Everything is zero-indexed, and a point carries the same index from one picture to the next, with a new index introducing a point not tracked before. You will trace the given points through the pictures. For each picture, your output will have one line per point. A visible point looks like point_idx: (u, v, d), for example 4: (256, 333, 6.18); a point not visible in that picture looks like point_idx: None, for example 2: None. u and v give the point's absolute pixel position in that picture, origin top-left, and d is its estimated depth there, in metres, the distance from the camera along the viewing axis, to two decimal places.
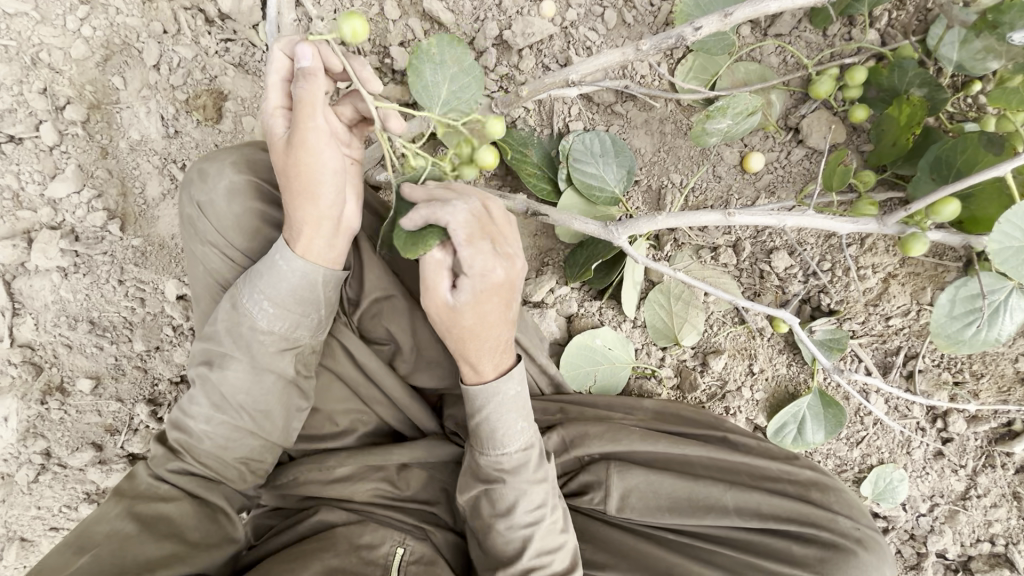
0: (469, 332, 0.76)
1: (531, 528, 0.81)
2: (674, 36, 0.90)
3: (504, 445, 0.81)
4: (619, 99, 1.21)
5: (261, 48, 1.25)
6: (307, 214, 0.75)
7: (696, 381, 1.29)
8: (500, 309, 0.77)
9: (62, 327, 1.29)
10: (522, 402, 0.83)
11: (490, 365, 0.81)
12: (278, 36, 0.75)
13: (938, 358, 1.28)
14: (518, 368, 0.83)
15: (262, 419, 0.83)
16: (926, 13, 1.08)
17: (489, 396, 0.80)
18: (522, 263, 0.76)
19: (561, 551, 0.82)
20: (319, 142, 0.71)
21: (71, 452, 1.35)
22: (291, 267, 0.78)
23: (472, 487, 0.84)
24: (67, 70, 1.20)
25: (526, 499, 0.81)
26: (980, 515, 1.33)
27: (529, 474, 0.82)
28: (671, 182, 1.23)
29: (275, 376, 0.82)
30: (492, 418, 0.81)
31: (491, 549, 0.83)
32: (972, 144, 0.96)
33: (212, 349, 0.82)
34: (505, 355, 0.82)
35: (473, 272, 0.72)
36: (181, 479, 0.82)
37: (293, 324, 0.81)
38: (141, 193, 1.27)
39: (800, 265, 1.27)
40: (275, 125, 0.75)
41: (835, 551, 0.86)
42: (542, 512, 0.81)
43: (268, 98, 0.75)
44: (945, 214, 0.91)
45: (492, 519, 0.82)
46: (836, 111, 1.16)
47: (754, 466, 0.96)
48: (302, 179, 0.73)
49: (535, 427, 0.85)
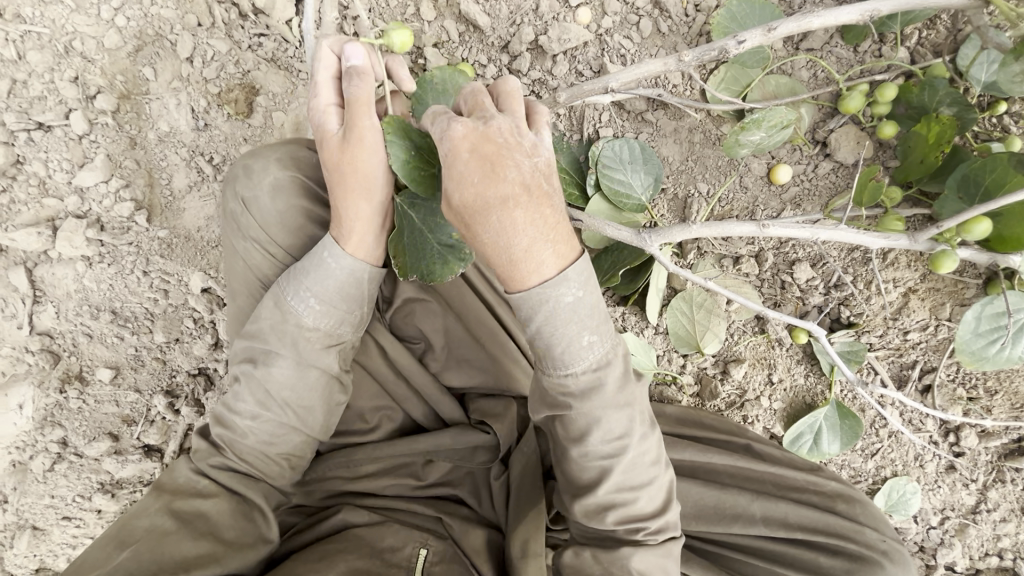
0: (464, 203, 0.65)
1: (611, 460, 0.75)
2: (716, 49, 0.94)
3: (569, 364, 0.72)
4: (650, 107, 1.22)
5: (295, 44, 1.25)
6: (359, 212, 0.76)
7: (716, 389, 1.31)
8: (483, 165, 0.64)
9: (84, 316, 1.29)
10: (583, 309, 0.70)
11: (519, 245, 0.65)
12: (326, 37, 0.76)
13: (954, 372, 1.29)
14: (574, 267, 0.68)
15: (305, 415, 0.84)
16: (957, 33, 1.10)
17: (537, 304, 0.69)
18: (498, 118, 0.67)
19: (648, 488, 0.77)
20: (376, 143, 0.73)
21: (88, 442, 1.34)
22: (339, 263, 0.79)
23: (543, 411, 0.78)
24: (99, 59, 1.20)
25: (601, 428, 0.74)
26: (989, 529, 1.35)
27: (603, 399, 0.73)
28: (697, 192, 1.24)
29: (319, 372, 0.82)
30: (548, 331, 0.70)
31: (567, 480, 0.79)
32: (1003, 163, 0.97)
33: (256, 347, 0.83)
34: (538, 226, 0.65)
35: (440, 139, 0.67)
36: (222, 475, 0.83)
37: (338, 322, 0.81)
38: (167, 184, 1.27)
39: (822, 277, 1.28)
40: (326, 123, 0.75)
41: (862, 563, 0.87)
42: (622, 444, 0.75)
43: (318, 95, 0.75)
44: (977, 233, 0.93)
45: (566, 447, 0.77)
46: (863, 127, 1.17)
47: (779, 475, 0.97)
48: (357, 177, 0.74)
49: (608, 341, 0.74)
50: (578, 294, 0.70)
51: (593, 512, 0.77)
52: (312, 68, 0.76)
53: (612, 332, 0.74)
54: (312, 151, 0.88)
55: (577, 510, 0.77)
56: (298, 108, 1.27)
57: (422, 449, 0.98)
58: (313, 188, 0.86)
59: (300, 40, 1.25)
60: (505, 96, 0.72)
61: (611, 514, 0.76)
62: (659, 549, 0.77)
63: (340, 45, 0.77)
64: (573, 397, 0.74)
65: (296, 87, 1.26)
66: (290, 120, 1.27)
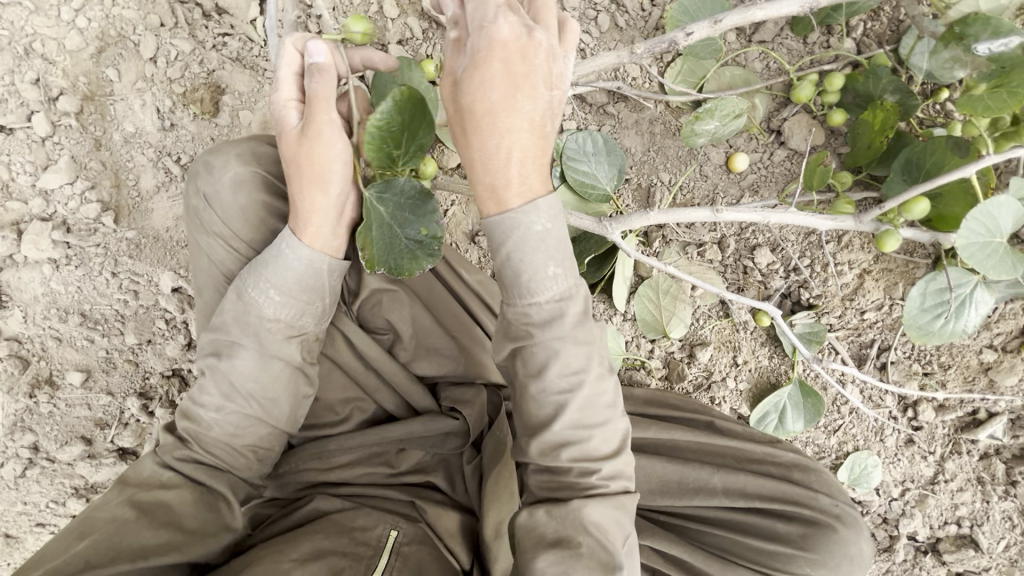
0: (473, 108, 0.69)
1: (566, 395, 0.75)
2: (666, 40, 0.97)
3: (532, 293, 0.73)
4: (611, 100, 1.26)
5: (259, 43, 1.26)
6: (315, 204, 0.78)
7: (683, 372, 1.35)
8: (503, 79, 0.68)
9: (52, 319, 1.28)
10: (553, 242, 0.73)
11: (506, 171, 0.71)
12: (288, 33, 0.78)
13: (909, 349, 1.35)
14: (546, 201, 0.72)
15: (270, 406, 0.85)
16: (898, 23, 1.16)
17: (510, 228, 0.71)
18: (541, 35, 0.70)
19: (602, 429, 0.77)
20: (335, 135, 0.75)
21: (60, 446, 1.33)
22: (296, 254, 0.80)
23: (506, 347, 0.78)
24: (61, 60, 1.20)
25: (559, 361, 0.74)
26: (947, 499, 1.41)
27: (561, 331, 0.74)
28: (659, 181, 1.28)
29: (282, 363, 0.84)
30: (515, 258, 0.72)
31: (525, 421, 0.78)
32: (941, 146, 1.02)
33: (220, 339, 0.84)
34: (528, 158, 0.71)
35: (476, 30, 0.69)
36: (186, 466, 0.84)
37: (300, 313, 0.83)
38: (134, 185, 1.27)
39: (781, 261, 1.33)
40: (287, 117, 0.77)
41: (816, 527, 0.92)
42: (578, 379, 0.75)
43: (279, 90, 0.77)
44: (916, 212, 0.98)
45: (524, 382, 0.77)
46: (815, 114, 1.22)
47: (740, 449, 1.00)
48: (315, 170, 0.76)
49: (572, 277, 0.75)
50: (547, 226, 0.72)
51: (547, 450, 0.76)
52: (275, 63, 0.78)
53: (575, 270, 0.76)
54: (273, 147, 0.90)
55: (533, 449, 0.77)
56: (264, 106, 1.27)
57: (391, 437, 0.99)
58: (274, 183, 0.87)
59: (264, 39, 1.26)
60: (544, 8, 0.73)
61: (565, 452, 0.75)
62: (609, 500, 0.75)
63: (303, 41, 0.79)
64: (534, 327, 0.75)
65: (263, 85, 1.27)
66: (257, 119, 1.28)
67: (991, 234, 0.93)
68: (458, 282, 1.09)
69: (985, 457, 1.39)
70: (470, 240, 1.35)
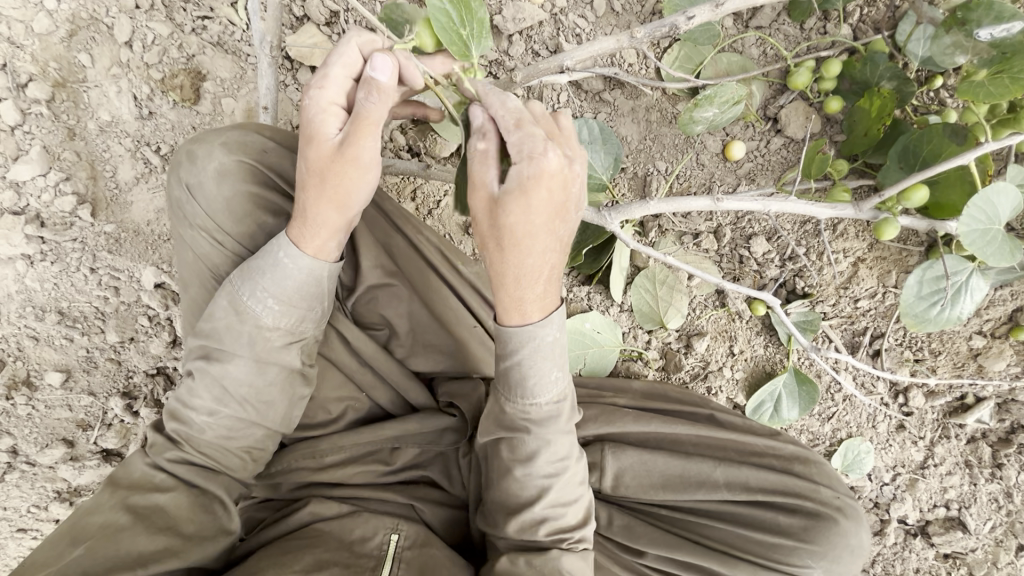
0: (512, 230, 0.67)
1: (550, 479, 0.79)
2: (667, 24, 0.94)
3: (536, 394, 0.77)
4: (607, 87, 1.24)
5: (241, 26, 1.21)
6: (328, 218, 0.74)
7: (680, 363, 1.35)
8: (548, 215, 0.67)
9: (28, 318, 1.22)
10: (560, 350, 0.77)
11: (536, 294, 0.73)
12: (355, 30, 0.70)
13: (901, 337, 1.35)
14: (558, 311, 0.75)
15: (265, 410, 0.82)
16: (895, 9, 1.14)
17: (527, 340, 0.74)
18: (581, 166, 0.67)
19: (575, 504, 0.81)
20: (372, 167, 0.71)
21: (41, 449, 1.29)
22: (295, 263, 0.77)
23: (495, 432, 0.81)
24: (29, 45, 1.13)
25: (548, 450, 0.78)
26: (937, 483, 1.44)
27: (557, 426, 0.79)
28: (656, 169, 1.27)
29: (279, 368, 0.81)
30: (525, 363, 0.75)
31: (504, 495, 0.81)
32: (936, 134, 1.01)
33: (211, 344, 0.80)
34: (557, 279, 0.73)
35: (522, 158, 0.65)
36: (179, 467, 0.81)
37: (300, 319, 0.80)
38: (112, 176, 1.21)
39: (777, 250, 1.33)
40: (325, 124, 0.69)
41: (817, 519, 0.92)
42: (563, 465, 0.79)
43: (324, 90, 0.69)
44: (916, 200, 0.98)
45: (510, 464, 0.80)
46: (811, 102, 1.21)
47: (742, 442, 1.00)
48: (339, 187, 0.71)
49: (569, 377, 0.80)
50: (558, 335, 0.76)
51: (526, 526, 0.78)
52: (330, 56, 0.70)
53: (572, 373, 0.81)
54: (260, 135, 0.86)
55: (512, 525, 0.79)
56: (248, 94, 1.23)
57: (387, 437, 0.96)
58: (261, 173, 0.84)
59: (247, 23, 1.20)
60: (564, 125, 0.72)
61: (542, 527, 0.78)
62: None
63: (371, 45, 0.72)
64: (530, 425, 0.78)
65: (246, 72, 1.23)
66: (241, 107, 1.24)
67: (989, 221, 0.93)
68: (457, 277, 1.05)
69: (973, 440, 1.41)
70: (463, 232, 1.32)
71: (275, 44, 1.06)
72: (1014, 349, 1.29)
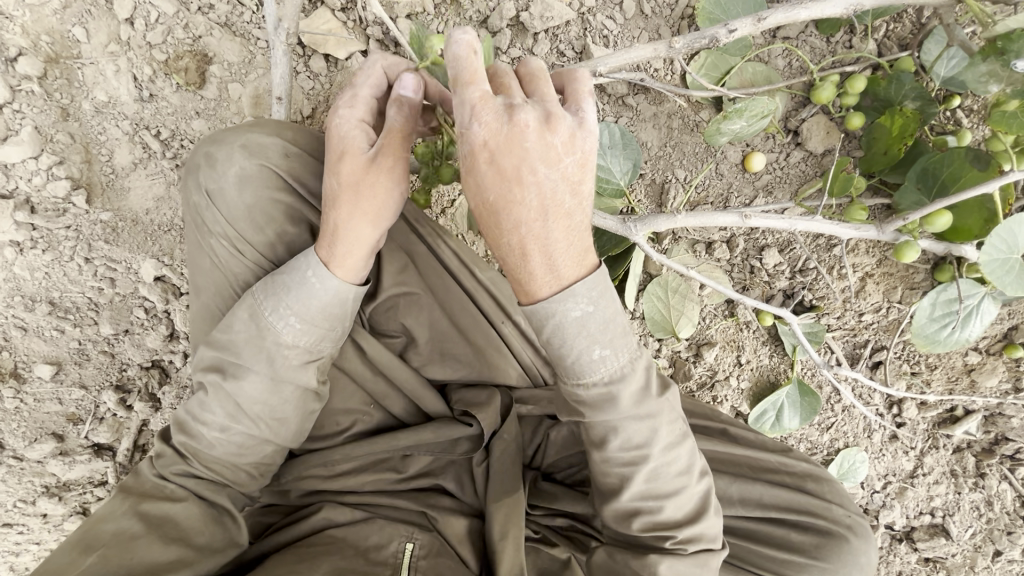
0: (478, 212, 0.66)
1: (630, 468, 0.76)
2: (708, 36, 0.91)
3: (582, 375, 0.73)
4: (631, 91, 1.22)
5: (251, 8, 1.14)
6: (362, 235, 0.71)
7: (689, 371, 1.36)
8: (496, 181, 0.63)
9: (15, 307, 1.16)
10: (596, 327, 0.70)
11: (538, 265, 0.67)
12: (380, 56, 0.73)
13: (901, 351, 1.38)
14: (582, 285, 0.68)
15: (278, 426, 0.79)
16: (922, 27, 1.13)
17: (545, 319, 0.69)
18: (526, 117, 0.62)
19: (674, 497, 0.77)
20: (404, 173, 0.70)
21: (29, 444, 1.24)
22: (323, 283, 0.73)
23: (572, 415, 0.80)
24: (19, 16, 1.05)
25: (620, 436, 0.75)
26: (924, 491, 1.49)
27: (626, 408, 0.74)
28: (675, 177, 1.26)
29: (294, 387, 0.77)
30: (553, 345, 0.71)
31: (597, 485, 0.81)
32: (958, 158, 1.01)
33: (225, 358, 0.77)
34: (563, 246, 0.66)
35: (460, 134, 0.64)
36: (187, 481, 0.78)
37: (320, 339, 0.76)
38: (108, 161, 1.14)
39: (788, 263, 1.33)
40: (354, 137, 0.68)
41: (829, 537, 0.93)
42: (641, 453, 0.75)
43: (353, 108, 0.69)
44: (938, 225, 0.99)
45: (589, 451, 0.79)
46: (833, 117, 1.20)
47: (753, 457, 1.01)
48: (373, 201, 0.69)
49: (622, 356, 0.73)
50: (587, 310, 0.69)
51: (621, 518, 0.78)
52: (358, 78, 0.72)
53: (629, 346, 0.74)
54: (281, 137, 0.81)
55: (607, 514, 0.79)
56: (256, 80, 1.17)
57: (399, 446, 0.94)
58: (286, 180, 0.79)
59: (257, 4, 1.14)
60: (540, 89, 0.67)
61: (636, 520, 0.77)
62: None
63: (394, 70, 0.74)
64: (587, 408, 0.75)
65: (255, 56, 1.16)
66: (248, 93, 1.17)
67: (1009, 250, 0.95)
68: (476, 284, 1.01)
69: (959, 451, 1.46)
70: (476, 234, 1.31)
71: (292, 32, 0.96)
72: (1006, 366, 1.33)
